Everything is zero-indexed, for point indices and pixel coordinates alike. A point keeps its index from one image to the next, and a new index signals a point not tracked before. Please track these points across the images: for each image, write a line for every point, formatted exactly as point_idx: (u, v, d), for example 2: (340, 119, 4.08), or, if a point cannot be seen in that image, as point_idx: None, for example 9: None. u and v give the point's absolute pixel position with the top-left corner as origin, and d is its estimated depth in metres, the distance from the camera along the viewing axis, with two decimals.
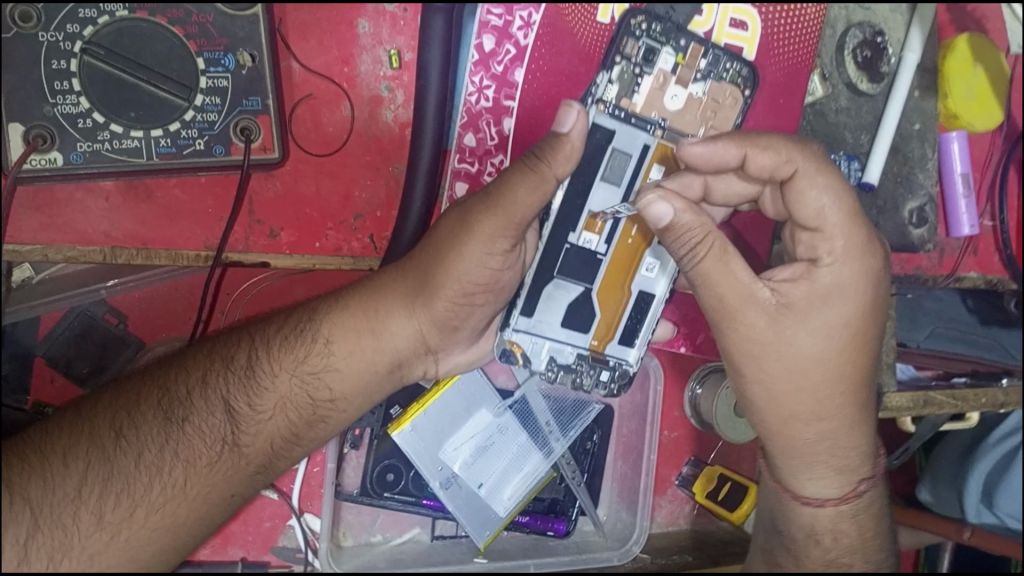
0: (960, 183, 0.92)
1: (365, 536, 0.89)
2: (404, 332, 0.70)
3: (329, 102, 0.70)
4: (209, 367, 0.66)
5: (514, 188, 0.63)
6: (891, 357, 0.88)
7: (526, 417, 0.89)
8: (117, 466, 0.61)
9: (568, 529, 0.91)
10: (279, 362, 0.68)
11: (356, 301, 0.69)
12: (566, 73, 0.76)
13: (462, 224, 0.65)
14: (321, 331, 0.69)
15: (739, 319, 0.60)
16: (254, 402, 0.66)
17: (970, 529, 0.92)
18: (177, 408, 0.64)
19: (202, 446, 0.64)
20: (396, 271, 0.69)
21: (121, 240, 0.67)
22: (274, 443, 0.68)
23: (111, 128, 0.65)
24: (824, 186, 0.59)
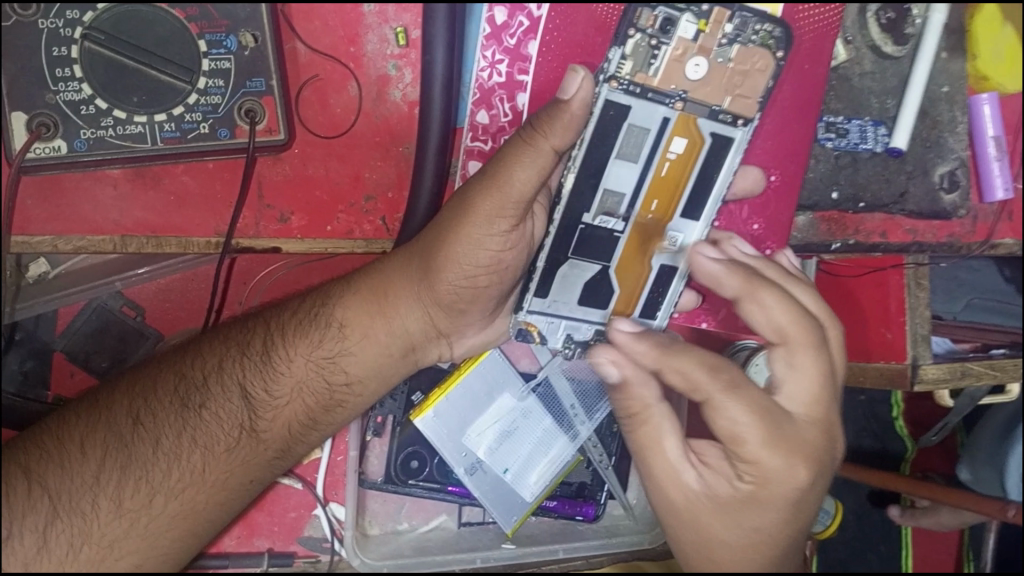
0: (993, 147, 0.85)
1: (392, 524, 0.88)
2: (413, 311, 0.69)
3: (336, 83, 0.69)
4: (225, 353, 0.66)
5: (510, 168, 0.61)
6: (925, 330, 0.89)
7: (552, 400, 0.85)
8: (135, 450, 0.61)
9: (597, 513, 0.90)
10: (294, 346, 0.67)
11: (364, 286, 0.69)
12: (583, 45, 0.71)
13: (463, 204, 0.63)
14: (335, 315, 0.68)
15: (663, 486, 0.60)
16: (271, 387, 0.66)
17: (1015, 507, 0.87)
18: (194, 394, 0.64)
19: (221, 431, 0.64)
20: (402, 253, 0.68)
21: (132, 228, 0.67)
22: (291, 427, 0.67)
23: (114, 114, 0.64)
24: (745, 406, 0.54)
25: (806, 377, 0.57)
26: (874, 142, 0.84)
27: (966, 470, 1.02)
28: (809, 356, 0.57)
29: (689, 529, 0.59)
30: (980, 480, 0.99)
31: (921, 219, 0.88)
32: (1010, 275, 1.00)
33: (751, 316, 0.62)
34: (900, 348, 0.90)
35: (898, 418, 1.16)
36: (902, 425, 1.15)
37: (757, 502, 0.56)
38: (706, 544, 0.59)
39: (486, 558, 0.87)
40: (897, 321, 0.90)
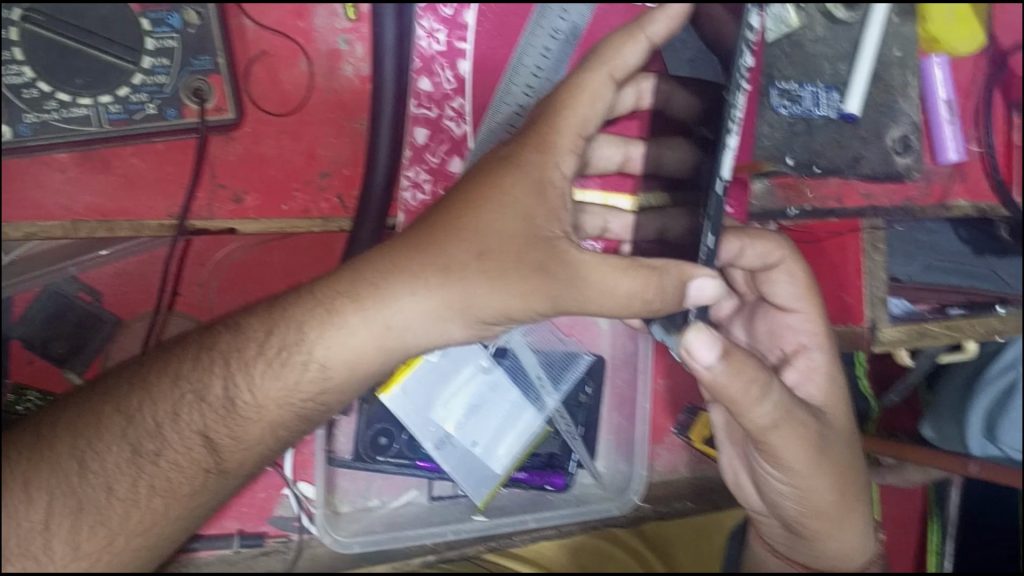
0: (944, 109, 0.91)
1: (362, 501, 0.88)
2: (424, 339, 0.60)
3: (285, 60, 0.69)
4: (180, 398, 0.60)
5: (614, 280, 0.60)
6: (882, 292, 0.90)
7: (518, 373, 0.90)
8: (86, 498, 0.58)
9: (566, 483, 0.91)
10: (265, 389, 0.60)
11: (367, 320, 0.59)
12: (514, 11, 0.74)
13: (536, 267, 0.59)
14: (314, 358, 0.59)
15: (768, 402, 0.65)
16: (237, 434, 0.61)
17: (977, 463, 0.89)
18: (147, 442, 0.59)
19: (181, 477, 0.60)
20: (413, 281, 0.59)
21: (82, 213, 0.64)
22: (260, 459, 0.63)
23: (58, 97, 0.63)
24: (791, 278, 0.77)
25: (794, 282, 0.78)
26: (828, 108, 0.86)
27: (928, 428, 1.01)
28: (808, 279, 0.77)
29: (793, 427, 0.68)
30: (944, 438, 0.98)
31: (876, 183, 0.89)
32: (964, 236, 1.04)
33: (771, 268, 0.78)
34: (858, 310, 0.91)
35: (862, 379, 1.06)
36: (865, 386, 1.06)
37: (809, 369, 0.77)
38: (803, 429, 0.69)
39: (459, 531, 0.88)
40: (855, 284, 0.91)
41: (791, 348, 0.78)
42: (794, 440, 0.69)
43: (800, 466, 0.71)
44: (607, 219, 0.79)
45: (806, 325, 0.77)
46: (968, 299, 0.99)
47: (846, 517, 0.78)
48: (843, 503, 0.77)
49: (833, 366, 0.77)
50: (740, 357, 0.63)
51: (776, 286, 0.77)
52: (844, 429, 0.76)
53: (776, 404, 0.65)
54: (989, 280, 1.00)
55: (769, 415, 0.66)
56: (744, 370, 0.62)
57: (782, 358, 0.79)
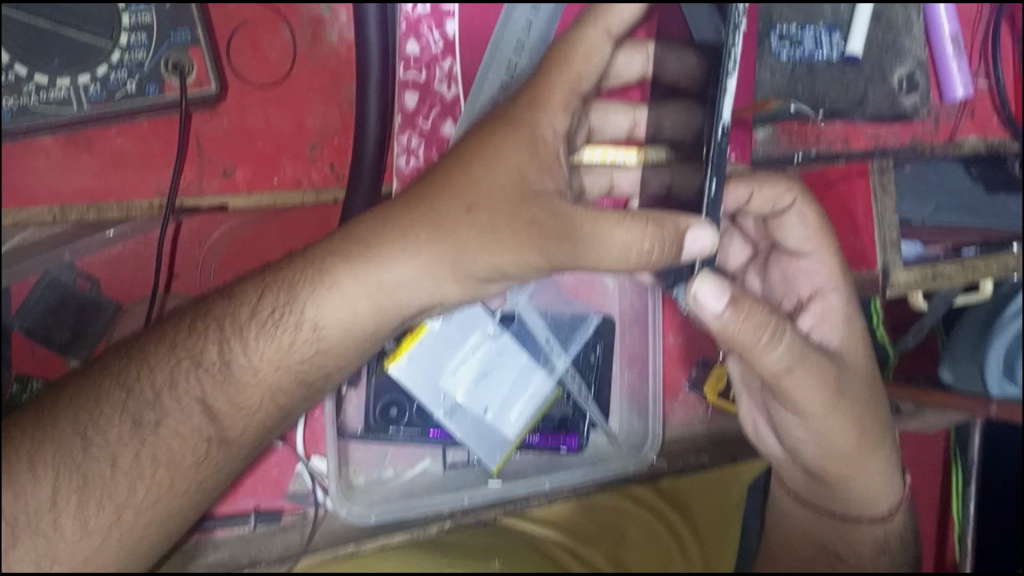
0: (950, 44, 0.88)
1: (376, 472, 0.89)
2: (417, 299, 0.63)
3: (268, 29, 0.67)
4: (177, 364, 0.62)
5: (609, 233, 0.59)
6: (893, 235, 0.87)
7: (524, 335, 0.90)
8: (91, 473, 0.61)
9: (581, 443, 0.91)
10: (258, 351, 0.63)
11: (355, 279, 0.61)
12: None
13: (531, 223, 0.59)
14: (305, 318, 0.62)
15: (776, 346, 0.63)
16: (235, 398, 0.63)
17: (998, 404, 0.92)
18: (148, 412, 0.61)
19: (183, 445, 0.62)
20: (406, 239, 0.60)
21: (70, 197, 0.64)
22: (259, 424, 0.66)
23: (35, 80, 0.60)
24: (802, 221, 0.75)
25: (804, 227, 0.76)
26: (830, 48, 0.83)
27: (948, 372, 0.96)
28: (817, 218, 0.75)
29: (806, 369, 0.66)
30: (963, 379, 0.95)
31: (882, 124, 0.88)
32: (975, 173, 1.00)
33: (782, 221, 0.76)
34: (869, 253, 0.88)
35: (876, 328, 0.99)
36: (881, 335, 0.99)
37: (821, 313, 0.75)
38: (815, 370, 0.67)
39: (473, 496, 0.89)
40: (867, 228, 0.89)
41: (807, 292, 0.76)
42: (810, 384, 0.67)
43: (815, 409, 0.69)
44: (613, 174, 0.77)
45: (818, 267, 0.75)
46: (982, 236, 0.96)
47: (870, 456, 0.77)
48: (863, 443, 0.75)
49: (849, 308, 0.74)
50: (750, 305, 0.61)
51: (786, 230, 0.76)
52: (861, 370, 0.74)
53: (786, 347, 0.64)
54: (1004, 217, 0.96)
55: (778, 359, 0.64)
56: (753, 317, 0.61)
57: (798, 304, 0.76)
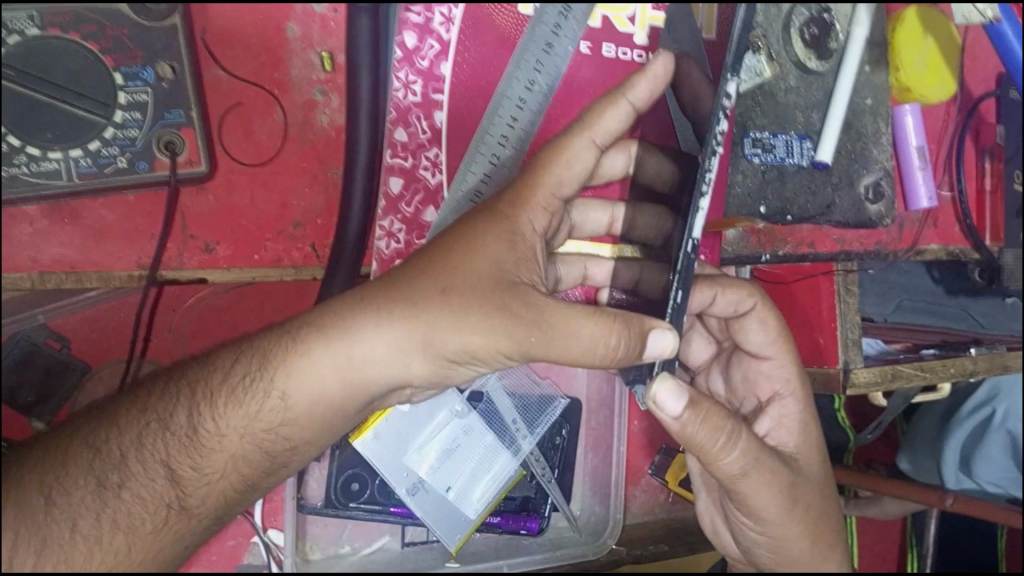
0: (916, 156, 0.94)
1: (334, 547, 0.89)
2: (387, 376, 0.60)
3: (260, 110, 0.68)
4: (144, 427, 0.57)
5: (577, 325, 0.58)
6: (856, 333, 0.90)
7: (493, 416, 0.89)
8: (49, 535, 0.53)
9: (541, 526, 0.91)
10: (228, 418, 0.58)
11: (328, 350, 0.58)
12: (490, 63, 0.74)
13: (506, 310, 0.58)
14: (275, 384, 0.58)
15: (731, 449, 0.62)
16: (200, 465, 0.58)
17: (953, 496, 0.95)
18: (111, 474, 0.56)
19: (143, 511, 0.57)
20: (381, 313, 0.58)
21: (50, 265, 0.63)
22: (222, 497, 0.60)
23: (27, 151, 0.58)
24: (762, 326, 0.76)
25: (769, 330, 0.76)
26: (801, 156, 0.86)
27: (905, 461, 1.10)
28: (776, 321, 0.76)
29: (761, 475, 0.64)
30: (922, 471, 1.07)
31: (848, 229, 0.92)
32: (937, 276, 1.10)
33: (743, 329, 0.77)
34: (831, 352, 0.90)
35: (841, 409, 1.06)
36: (843, 417, 1.06)
37: (779, 417, 0.74)
38: (773, 472, 0.65)
39: None
40: (830, 325, 0.90)
41: (765, 396, 0.76)
42: (766, 487, 0.65)
43: (771, 513, 0.66)
44: (587, 266, 0.79)
45: (780, 370, 0.75)
46: (942, 338, 1.04)
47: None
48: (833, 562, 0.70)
49: (810, 419, 0.74)
50: (710, 406, 0.62)
51: (746, 334, 0.76)
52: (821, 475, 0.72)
53: (743, 448, 0.63)
54: (964, 320, 1.07)
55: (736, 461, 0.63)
56: (714, 419, 0.62)
57: (756, 407, 0.77)
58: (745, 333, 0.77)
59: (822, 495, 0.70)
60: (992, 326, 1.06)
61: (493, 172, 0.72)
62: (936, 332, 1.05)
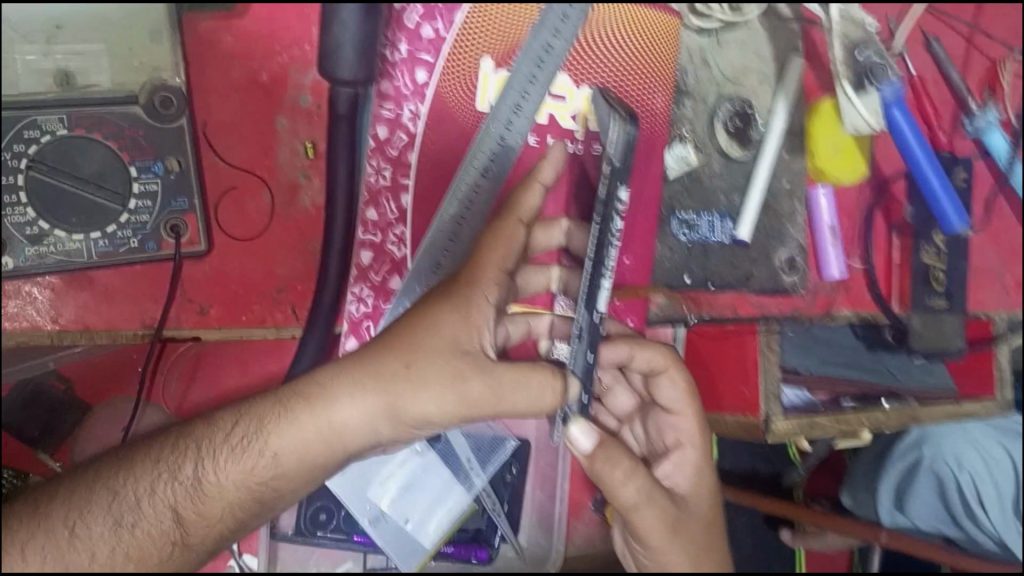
0: (829, 234, 1.02)
1: (301, 570, 1.00)
2: (361, 435, 0.69)
3: (251, 192, 0.79)
4: (157, 475, 0.68)
5: (529, 375, 0.71)
6: (775, 388, 1.02)
7: (449, 454, 0.98)
8: (70, 563, 0.64)
9: (489, 556, 1.02)
10: (225, 470, 0.68)
11: (312, 417, 0.68)
12: (452, 153, 0.86)
13: (454, 374, 0.69)
14: (269, 443, 0.68)
15: (629, 481, 0.74)
16: (201, 509, 0.68)
17: (887, 533, 1.23)
18: (126, 513, 0.66)
19: (151, 548, 0.67)
20: (357, 381, 0.69)
21: (66, 324, 0.75)
22: (221, 535, 0.70)
23: (55, 233, 0.74)
24: (674, 380, 0.87)
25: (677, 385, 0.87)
26: (722, 234, 0.99)
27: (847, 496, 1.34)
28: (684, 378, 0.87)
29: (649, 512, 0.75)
30: (861, 504, 1.31)
31: (766, 295, 1.01)
32: (862, 333, 1.19)
33: (659, 389, 0.88)
34: (755, 402, 1.02)
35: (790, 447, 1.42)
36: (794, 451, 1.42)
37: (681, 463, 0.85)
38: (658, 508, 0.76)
39: None
40: (753, 378, 1.03)
41: (669, 442, 0.87)
42: (653, 517, 0.75)
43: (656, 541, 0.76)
44: (529, 323, 0.90)
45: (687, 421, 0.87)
46: (862, 389, 1.16)
47: None
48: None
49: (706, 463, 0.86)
50: (610, 451, 0.73)
51: (662, 385, 0.88)
52: (707, 514, 0.83)
53: (638, 484, 0.74)
54: (878, 374, 1.17)
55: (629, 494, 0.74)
56: (615, 454, 0.74)
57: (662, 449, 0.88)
58: (661, 393, 0.88)
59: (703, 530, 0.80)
60: (899, 381, 1.18)
61: (451, 247, 0.84)
62: (857, 384, 1.16)
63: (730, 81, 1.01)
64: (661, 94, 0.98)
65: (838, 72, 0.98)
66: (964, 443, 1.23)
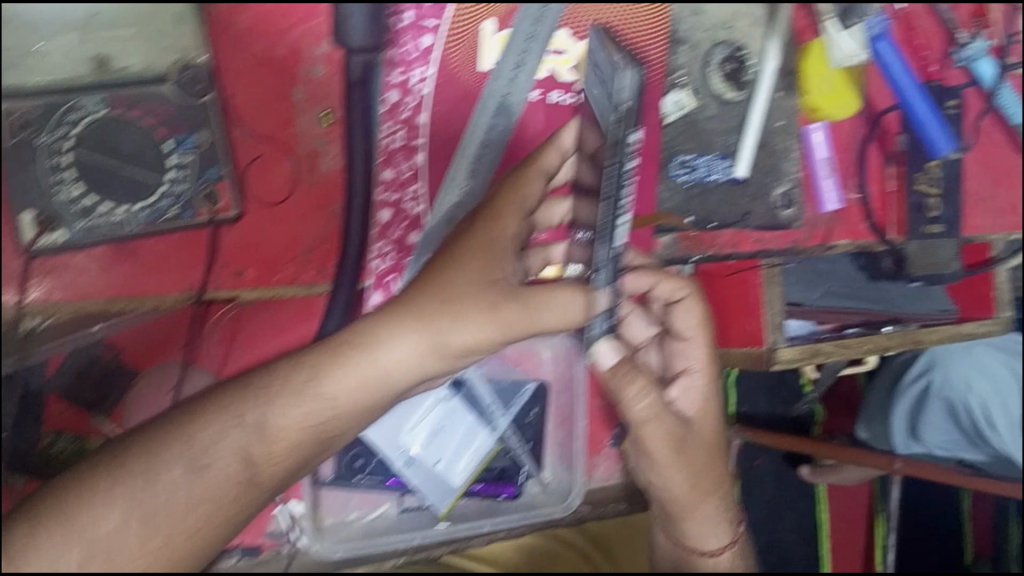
0: (823, 166, 1.08)
1: (343, 514, 1.05)
2: (406, 373, 0.77)
3: (275, 160, 0.85)
4: (224, 423, 0.72)
5: (554, 294, 0.75)
6: (779, 320, 1.09)
7: (473, 399, 1.06)
8: (154, 505, 0.67)
9: (516, 491, 1.08)
10: (287, 414, 0.74)
11: (364, 361, 0.75)
12: (458, 112, 0.91)
13: (490, 305, 0.75)
14: (326, 388, 0.75)
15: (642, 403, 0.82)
16: (267, 451, 0.73)
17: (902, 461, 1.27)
18: (200, 458, 0.70)
19: (226, 488, 0.71)
20: (398, 322, 0.76)
21: (116, 291, 0.81)
22: (280, 475, 0.76)
23: (102, 207, 0.79)
24: (688, 308, 0.93)
25: (690, 315, 0.93)
26: (719, 172, 1.03)
27: (864, 429, 1.41)
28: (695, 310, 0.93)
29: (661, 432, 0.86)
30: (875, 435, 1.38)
31: (766, 230, 1.05)
32: (863, 264, 1.22)
33: (675, 321, 0.95)
34: (758, 336, 1.10)
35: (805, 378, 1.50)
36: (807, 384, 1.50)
37: (689, 392, 0.92)
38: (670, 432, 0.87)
39: (424, 536, 1.06)
40: (756, 313, 1.10)
41: (681, 368, 0.94)
42: (660, 436, 0.86)
43: (663, 459, 0.88)
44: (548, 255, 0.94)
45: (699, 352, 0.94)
46: (866, 318, 1.20)
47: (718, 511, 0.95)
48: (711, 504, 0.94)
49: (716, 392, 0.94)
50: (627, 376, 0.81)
51: (680, 314, 0.94)
52: (710, 437, 0.93)
53: (650, 402, 0.82)
54: (881, 302, 1.22)
55: (644, 413, 0.83)
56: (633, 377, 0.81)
57: (672, 375, 0.95)
58: (676, 325, 0.95)
59: (708, 454, 0.92)
60: (902, 307, 1.22)
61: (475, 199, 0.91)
62: (861, 312, 1.20)
63: (722, 27, 1.05)
64: (656, 43, 1.04)
65: (821, 9, 1.07)
66: (972, 366, 1.26)
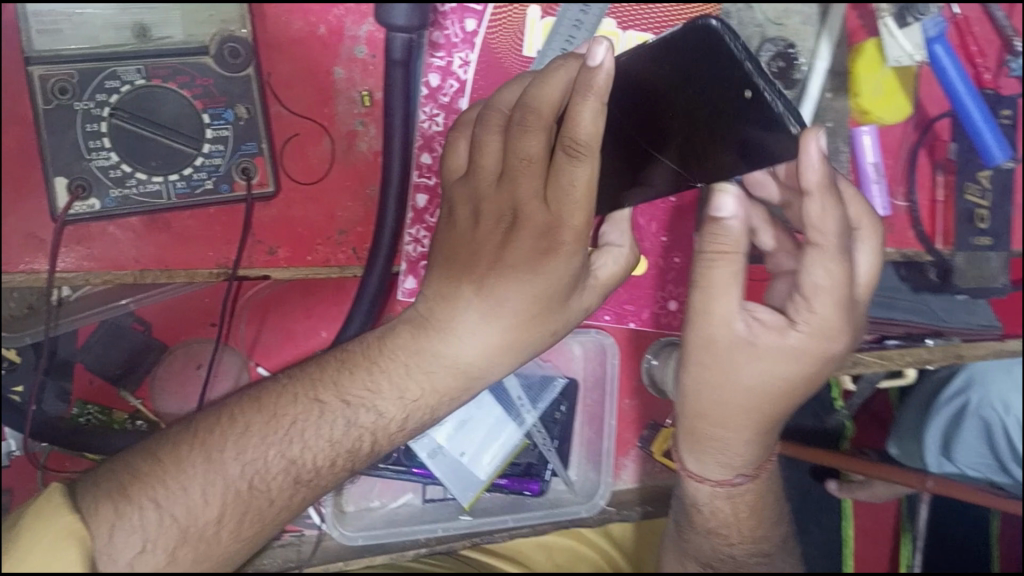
0: (871, 171, 1.04)
1: (365, 501, 1.06)
2: (489, 362, 0.74)
3: (313, 139, 0.84)
4: (309, 414, 0.71)
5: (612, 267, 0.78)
6: None
7: (503, 395, 1.02)
8: (252, 498, 0.67)
9: (542, 488, 1.07)
10: (377, 404, 0.72)
11: (444, 354, 0.72)
12: None
13: (565, 293, 0.72)
14: (409, 380, 0.73)
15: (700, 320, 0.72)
16: (356, 439, 0.72)
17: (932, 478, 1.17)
18: (295, 451, 0.69)
19: (320, 474, 0.71)
20: (492, 318, 0.71)
21: (148, 263, 0.80)
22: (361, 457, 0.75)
23: (136, 176, 0.79)
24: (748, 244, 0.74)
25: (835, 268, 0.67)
26: None
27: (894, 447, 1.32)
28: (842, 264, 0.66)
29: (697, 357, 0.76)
30: (905, 453, 1.29)
31: None
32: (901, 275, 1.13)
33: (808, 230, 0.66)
34: None
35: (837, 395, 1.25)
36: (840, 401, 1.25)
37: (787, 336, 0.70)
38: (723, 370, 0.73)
39: (446, 527, 1.05)
40: None
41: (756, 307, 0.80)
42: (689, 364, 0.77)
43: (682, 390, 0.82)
44: None
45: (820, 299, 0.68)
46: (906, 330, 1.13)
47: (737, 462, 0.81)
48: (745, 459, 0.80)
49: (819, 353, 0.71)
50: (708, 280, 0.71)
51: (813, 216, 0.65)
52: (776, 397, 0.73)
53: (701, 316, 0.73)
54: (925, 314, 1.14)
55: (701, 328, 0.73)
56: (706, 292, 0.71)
57: None
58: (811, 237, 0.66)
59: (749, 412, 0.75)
60: (947, 321, 1.14)
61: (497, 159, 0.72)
62: None
63: (773, 23, 1.03)
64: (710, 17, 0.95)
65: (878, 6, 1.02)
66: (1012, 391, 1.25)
